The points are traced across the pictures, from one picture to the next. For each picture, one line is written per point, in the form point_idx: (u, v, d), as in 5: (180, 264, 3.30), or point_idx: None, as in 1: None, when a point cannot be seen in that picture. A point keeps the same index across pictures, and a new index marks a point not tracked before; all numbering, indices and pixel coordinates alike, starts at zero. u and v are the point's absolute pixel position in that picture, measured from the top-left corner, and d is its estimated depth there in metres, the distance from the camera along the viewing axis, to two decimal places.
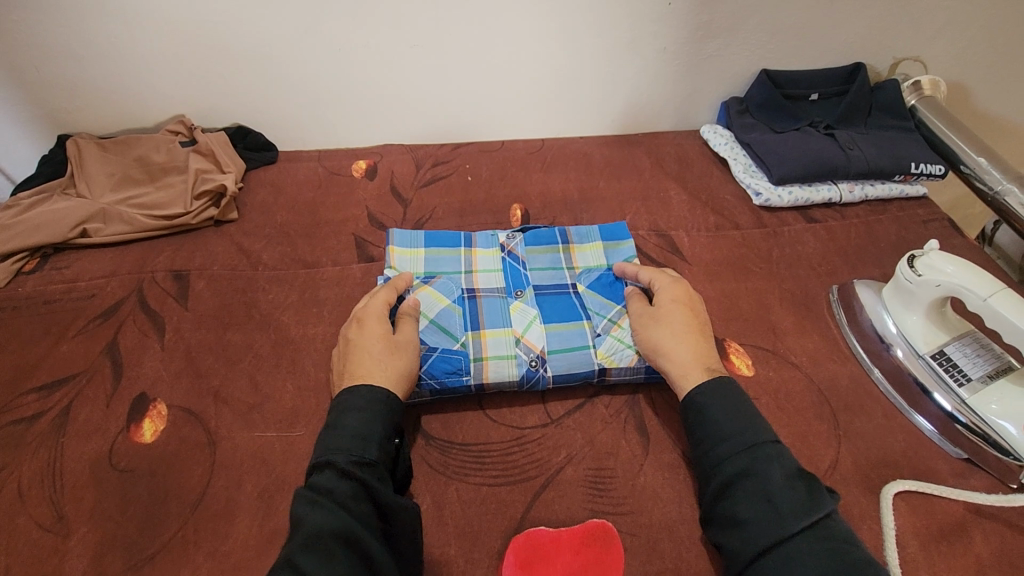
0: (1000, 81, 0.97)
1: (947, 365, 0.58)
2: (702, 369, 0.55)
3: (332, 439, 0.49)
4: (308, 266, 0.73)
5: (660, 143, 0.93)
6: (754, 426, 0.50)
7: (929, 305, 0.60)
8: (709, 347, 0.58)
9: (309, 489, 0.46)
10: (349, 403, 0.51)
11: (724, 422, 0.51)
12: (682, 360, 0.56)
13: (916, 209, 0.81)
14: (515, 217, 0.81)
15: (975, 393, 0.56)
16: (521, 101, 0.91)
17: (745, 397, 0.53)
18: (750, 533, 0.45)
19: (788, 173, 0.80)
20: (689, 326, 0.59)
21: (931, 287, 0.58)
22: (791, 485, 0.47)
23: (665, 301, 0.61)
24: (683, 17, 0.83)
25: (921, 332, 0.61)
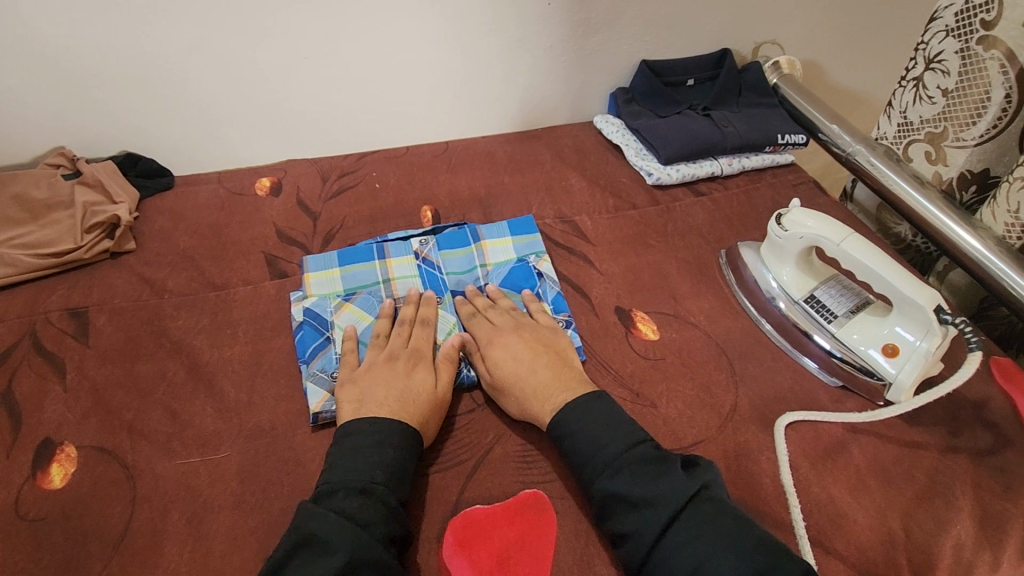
0: (846, 58, 1.09)
1: (817, 307, 0.66)
2: (553, 409, 0.56)
3: (358, 466, 0.50)
4: (218, 288, 0.72)
5: (558, 135, 0.98)
6: (611, 434, 0.53)
7: (797, 256, 0.67)
8: (551, 376, 0.59)
9: (336, 513, 0.47)
10: (383, 437, 0.52)
11: (582, 446, 0.53)
12: (534, 408, 0.57)
13: (787, 174, 0.91)
14: (426, 218, 0.83)
15: (843, 326, 0.63)
16: (422, 105, 0.93)
17: (607, 405, 0.56)
18: (636, 543, 0.47)
19: (673, 152, 0.87)
20: (527, 370, 0.59)
21: (796, 239, 0.65)
22: (655, 478, 0.49)
23: (494, 360, 0.60)
24: (563, 14, 0.88)
25: (794, 280, 0.68)
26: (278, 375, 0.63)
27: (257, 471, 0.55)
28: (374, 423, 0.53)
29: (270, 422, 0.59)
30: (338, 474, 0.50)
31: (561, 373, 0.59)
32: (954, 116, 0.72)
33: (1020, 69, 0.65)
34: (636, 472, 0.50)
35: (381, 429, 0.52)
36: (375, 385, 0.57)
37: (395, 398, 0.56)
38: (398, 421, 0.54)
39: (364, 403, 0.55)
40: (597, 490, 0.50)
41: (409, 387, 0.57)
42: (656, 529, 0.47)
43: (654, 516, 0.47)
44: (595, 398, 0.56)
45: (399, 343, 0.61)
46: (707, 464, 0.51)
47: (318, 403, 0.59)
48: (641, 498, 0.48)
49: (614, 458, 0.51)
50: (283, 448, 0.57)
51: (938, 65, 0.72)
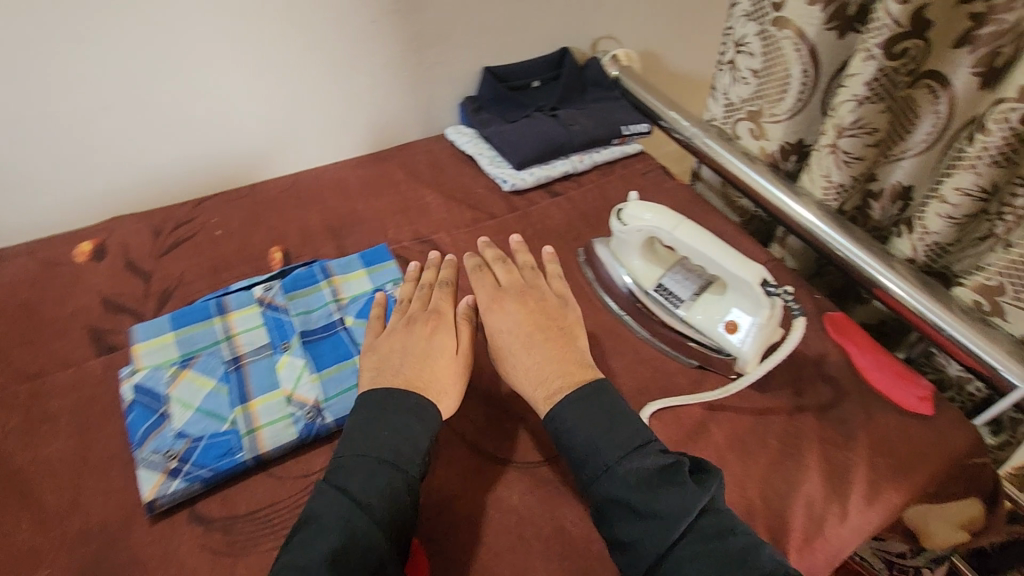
0: (679, 45, 1.14)
1: (666, 294, 0.67)
2: (544, 398, 0.56)
3: (395, 437, 0.50)
4: (31, 377, 0.63)
5: (412, 152, 0.95)
6: (619, 436, 0.51)
7: (639, 248, 0.69)
8: (562, 355, 0.58)
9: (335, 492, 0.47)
10: (395, 408, 0.52)
11: (579, 446, 0.52)
12: (525, 390, 0.57)
13: (636, 163, 0.93)
14: (275, 260, 0.78)
15: (689, 309, 0.66)
16: (260, 139, 0.87)
17: (604, 399, 0.53)
18: (636, 552, 0.46)
19: (524, 156, 0.88)
20: (523, 351, 0.58)
21: (636, 232, 0.67)
22: (660, 491, 0.47)
23: (496, 332, 0.60)
24: (392, 30, 0.85)
25: (643, 270, 0.69)
26: (109, 467, 0.56)
27: None
28: (411, 395, 0.53)
29: (101, 523, 0.52)
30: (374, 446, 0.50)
31: (566, 355, 0.58)
32: (766, 94, 0.77)
33: (810, 46, 0.69)
34: (644, 479, 0.48)
35: (381, 395, 0.53)
36: (392, 350, 0.57)
37: (419, 362, 0.56)
38: (414, 394, 0.53)
39: (382, 370, 0.56)
40: (601, 493, 0.49)
41: (440, 350, 0.58)
42: (660, 541, 0.45)
43: (655, 533, 0.46)
44: (600, 390, 0.54)
45: (419, 309, 0.61)
46: (715, 480, 0.48)
47: (152, 489, 0.52)
48: (643, 509, 0.47)
49: (618, 463, 0.49)
50: (119, 551, 0.51)
51: (745, 48, 0.76)
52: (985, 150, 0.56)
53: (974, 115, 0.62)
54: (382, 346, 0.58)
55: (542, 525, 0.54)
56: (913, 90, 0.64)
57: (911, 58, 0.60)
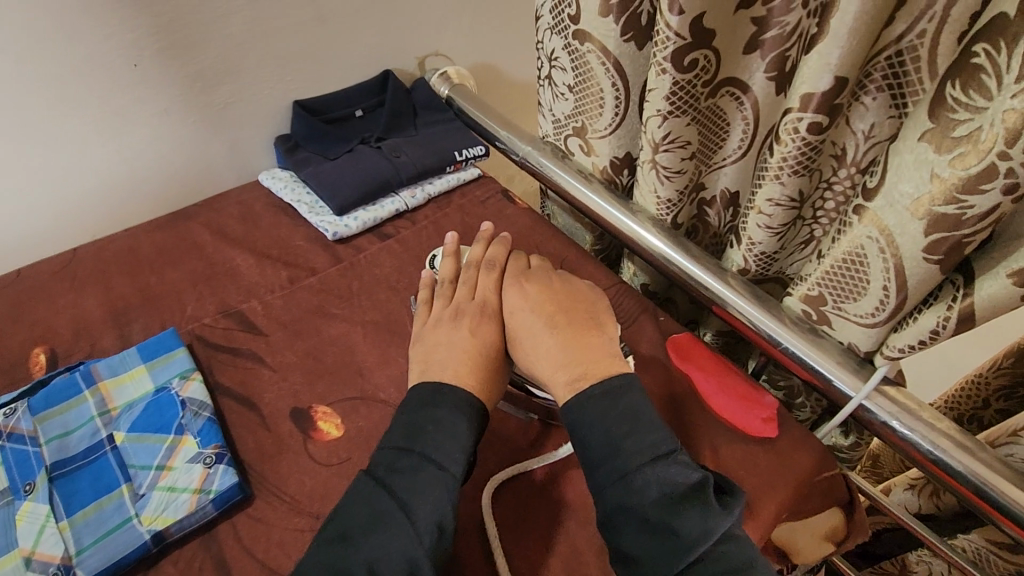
0: (517, 54, 1.09)
1: None
2: (564, 383, 0.53)
3: (459, 427, 0.50)
4: None
5: (222, 205, 0.83)
6: (639, 444, 0.48)
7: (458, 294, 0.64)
8: (572, 340, 0.55)
9: (392, 496, 0.46)
10: (454, 403, 0.51)
11: (595, 443, 0.49)
12: (547, 373, 0.54)
13: (475, 189, 0.86)
14: (37, 366, 0.64)
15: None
16: (11, 215, 0.73)
17: (633, 398, 0.50)
18: (642, 565, 0.44)
19: (345, 200, 0.79)
20: (540, 335, 0.55)
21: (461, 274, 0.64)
22: (684, 508, 0.45)
23: (514, 319, 0.57)
24: (162, 73, 0.73)
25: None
26: None
27: None
28: (459, 393, 0.51)
29: None
30: (431, 444, 0.48)
31: (584, 336, 0.55)
32: (586, 109, 0.73)
33: (613, 59, 0.65)
34: (662, 494, 0.45)
35: (448, 390, 0.52)
36: (438, 344, 0.56)
37: (462, 355, 0.54)
38: (466, 392, 0.52)
39: (427, 364, 0.55)
40: (610, 499, 0.47)
41: (461, 344, 0.55)
42: (670, 561, 0.43)
43: (666, 557, 0.43)
44: (625, 385, 0.51)
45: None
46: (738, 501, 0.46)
47: None
48: (655, 526, 0.44)
49: (635, 472, 0.46)
50: None
51: (557, 63, 0.71)
52: (784, 161, 0.53)
53: (774, 122, 0.60)
54: (427, 339, 0.57)
55: None
56: (717, 99, 0.60)
57: (704, 69, 0.57)
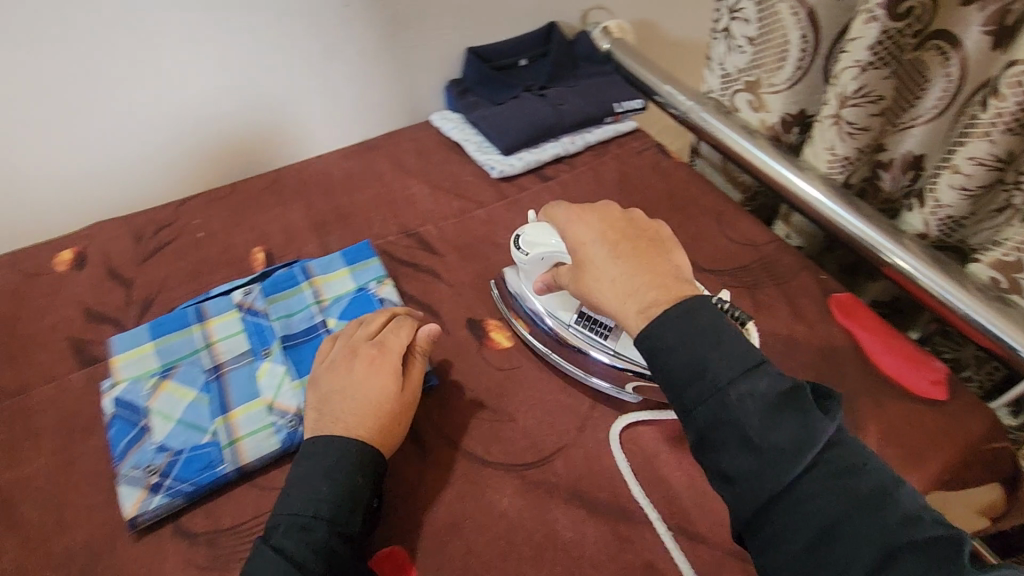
0: (676, 11, 1.08)
1: (591, 323, 0.60)
2: (637, 313, 0.49)
3: (324, 487, 0.48)
4: (13, 393, 0.62)
5: (396, 141, 0.92)
6: (725, 357, 0.44)
7: (539, 281, 0.61)
8: (636, 266, 0.51)
9: (278, 554, 0.45)
10: (330, 464, 0.49)
11: (679, 364, 0.45)
12: (615, 307, 0.51)
13: (631, 142, 0.89)
14: (257, 262, 0.75)
15: (619, 342, 0.58)
16: (233, 134, 0.85)
17: (711, 310, 0.47)
18: (746, 487, 0.42)
19: (512, 141, 0.84)
20: (603, 262, 0.52)
21: (538, 261, 0.60)
22: (784, 415, 0.42)
23: (576, 246, 0.55)
24: (365, 15, 0.82)
25: (560, 305, 0.62)
26: (90, 483, 0.55)
27: None
28: (333, 439, 0.50)
29: (83, 541, 0.51)
30: (304, 503, 0.47)
31: (649, 263, 0.52)
32: (763, 62, 0.73)
33: (809, 9, 0.65)
34: (761, 404, 0.43)
35: (332, 447, 0.49)
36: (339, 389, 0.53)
37: (365, 405, 0.52)
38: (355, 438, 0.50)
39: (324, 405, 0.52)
40: (702, 419, 0.44)
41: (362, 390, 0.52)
42: (774, 479, 0.41)
43: (776, 468, 0.41)
44: (688, 308, 0.47)
45: (339, 355, 0.56)
46: (838, 401, 0.45)
47: (134, 505, 0.52)
48: (760, 442, 0.42)
49: (729, 389, 0.43)
50: (101, 570, 0.50)
51: (738, 14, 0.72)
52: (999, 116, 0.52)
53: (987, 78, 0.57)
54: (324, 384, 0.54)
55: (534, 531, 0.51)
56: (922, 52, 0.60)
57: (917, 19, 0.57)
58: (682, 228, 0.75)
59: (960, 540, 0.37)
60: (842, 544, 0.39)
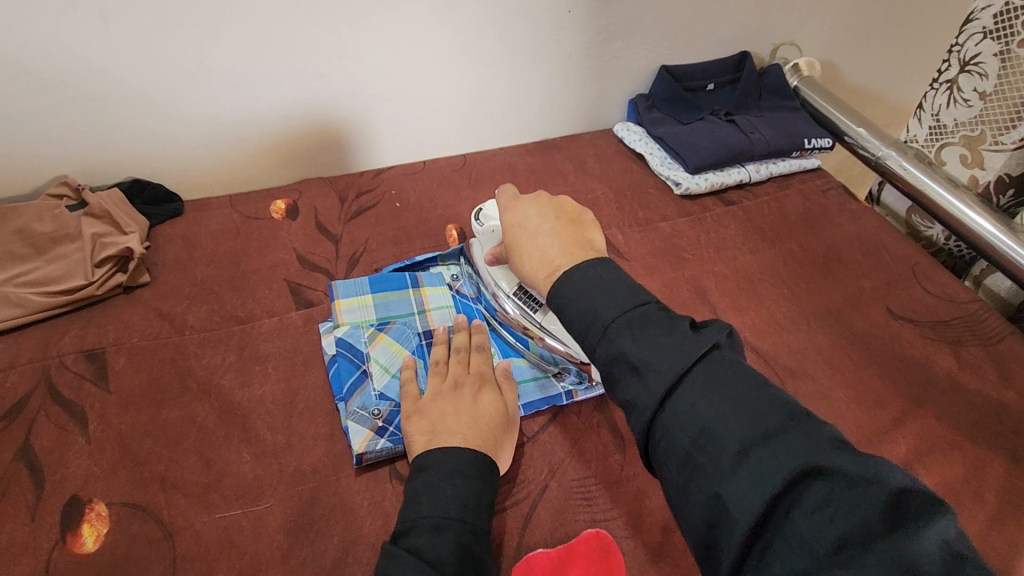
0: (860, 57, 1.08)
1: (523, 298, 0.64)
2: (546, 277, 0.51)
3: (460, 488, 0.48)
4: (242, 320, 0.68)
5: (577, 145, 0.96)
6: (638, 318, 0.43)
7: (489, 253, 0.65)
8: (562, 236, 0.52)
9: (414, 555, 0.44)
10: (456, 467, 0.49)
11: (631, 350, 0.42)
12: (531, 273, 0.52)
13: (814, 180, 0.90)
14: (452, 238, 0.80)
15: (545, 316, 0.63)
16: (439, 116, 0.88)
17: (609, 269, 0.47)
18: (636, 413, 0.41)
19: (702, 161, 0.85)
20: (529, 237, 0.54)
21: (490, 232, 0.66)
22: (657, 335, 0.42)
23: (511, 227, 0.56)
24: (584, 21, 0.85)
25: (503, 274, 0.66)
26: (314, 414, 0.60)
27: (305, 522, 0.52)
28: (449, 451, 0.50)
29: (311, 467, 0.56)
30: (436, 505, 0.47)
31: (571, 237, 0.52)
32: (991, 119, 0.73)
33: None
34: (704, 395, 0.39)
35: (455, 454, 0.50)
36: (445, 412, 0.54)
37: (477, 427, 0.53)
38: (470, 449, 0.51)
39: (437, 433, 0.52)
40: (601, 356, 0.44)
41: (475, 411, 0.54)
42: (655, 398, 0.40)
43: (717, 451, 0.37)
44: (598, 263, 0.48)
45: (462, 373, 0.59)
46: (724, 323, 0.43)
47: (362, 443, 0.56)
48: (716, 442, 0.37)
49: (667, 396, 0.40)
50: (328, 496, 0.54)
51: (975, 67, 0.73)
52: None
53: None
54: (429, 409, 0.55)
55: None
56: None
57: None
58: (875, 273, 0.75)
59: (883, 477, 0.33)
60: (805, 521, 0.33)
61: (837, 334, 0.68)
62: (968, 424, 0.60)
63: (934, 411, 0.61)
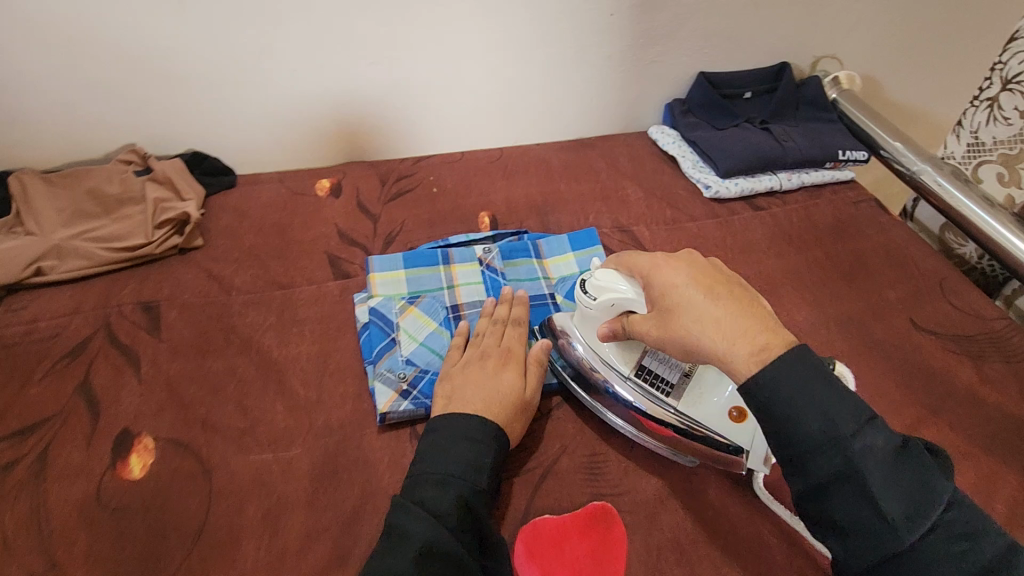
0: (903, 74, 1.08)
1: (650, 378, 0.58)
2: (748, 354, 0.44)
3: (465, 450, 0.51)
4: (283, 286, 0.73)
5: (612, 145, 0.98)
6: (796, 365, 0.43)
7: (606, 327, 0.58)
8: (740, 309, 0.47)
9: (419, 506, 0.47)
10: (461, 431, 0.52)
11: (785, 405, 0.42)
12: (723, 353, 0.46)
13: (846, 192, 0.90)
14: (484, 224, 0.84)
15: (681, 399, 0.56)
16: (479, 109, 0.92)
17: (811, 367, 0.43)
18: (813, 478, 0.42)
19: (733, 166, 0.87)
20: (702, 304, 0.48)
21: (607, 307, 0.57)
22: (833, 403, 0.42)
23: (666, 292, 0.50)
24: (626, 25, 0.87)
25: (617, 352, 0.59)
26: (344, 375, 0.64)
27: (329, 470, 0.56)
28: (455, 417, 0.53)
29: (338, 422, 0.60)
30: (442, 463, 0.50)
31: (748, 308, 0.47)
32: None
33: None
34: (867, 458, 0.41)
35: (462, 420, 0.53)
36: (463, 382, 0.57)
37: (487, 398, 0.55)
38: (475, 415, 0.53)
39: (452, 400, 0.55)
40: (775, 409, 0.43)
41: (490, 385, 0.56)
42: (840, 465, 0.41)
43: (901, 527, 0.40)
44: (800, 356, 0.43)
45: (493, 346, 0.61)
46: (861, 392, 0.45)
47: (386, 403, 0.59)
48: (891, 506, 0.40)
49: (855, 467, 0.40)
50: (352, 449, 0.58)
51: (1017, 86, 0.73)
52: None
53: None
54: (452, 379, 0.58)
55: (739, 526, 0.54)
56: None
57: None
58: (900, 285, 0.76)
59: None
60: (940, 546, 0.39)
61: (856, 341, 0.69)
62: (985, 436, 0.60)
63: (950, 421, 0.62)
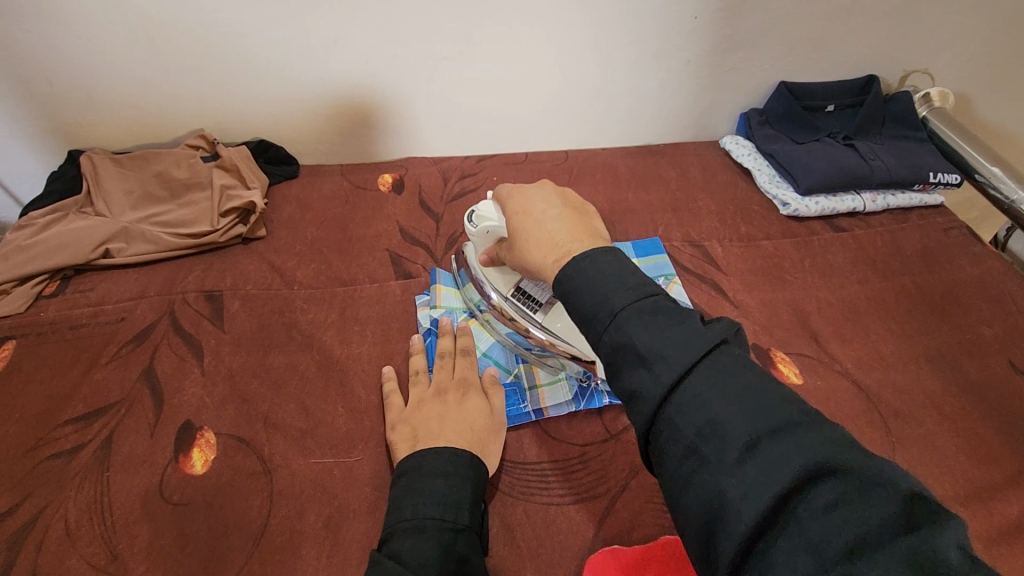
0: (999, 92, 1.01)
1: (523, 299, 0.64)
2: (556, 260, 0.48)
3: (437, 487, 0.47)
4: (345, 283, 0.72)
5: (682, 153, 0.94)
6: (622, 285, 0.42)
7: (484, 253, 0.64)
8: (570, 222, 0.51)
9: (394, 559, 0.42)
10: (432, 467, 0.48)
11: (585, 301, 0.43)
12: (540, 261, 0.50)
13: (935, 217, 0.84)
14: None
15: (547, 314, 0.63)
16: (546, 109, 0.90)
17: (618, 259, 0.45)
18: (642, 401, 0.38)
19: (815, 183, 0.82)
20: (536, 220, 0.52)
21: (485, 235, 0.61)
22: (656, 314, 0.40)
23: (516, 214, 0.54)
24: (709, 28, 0.83)
25: (500, 274, 0.65)
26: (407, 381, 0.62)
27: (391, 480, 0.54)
28: (430, 452, 0.50)
29: None
30: (415, 506, 0.46)
31: (576, 222, 0.51)
32: None
33: None
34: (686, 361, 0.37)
35: (437, 456, 0.49)
36: (427, 416, 0.55)
37: (457, 428, 0.53)
38: (450, 447, 0.51)
39: (420, 435, 0.53)
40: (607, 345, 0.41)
41: (461, 415, 0.54)
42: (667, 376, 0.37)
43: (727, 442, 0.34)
44: (610, 255, 0.45)
45: (447, 378, 0.59)
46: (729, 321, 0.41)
47: None
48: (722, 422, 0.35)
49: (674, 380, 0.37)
50: None
51: None
52: None
53: None
54: (412, 417, 0.55)
55: None
56: None
57: None
58: (998, 322, 0.70)
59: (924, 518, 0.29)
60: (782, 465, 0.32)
61: (949, 380, 0.64)
62: None
63: None
